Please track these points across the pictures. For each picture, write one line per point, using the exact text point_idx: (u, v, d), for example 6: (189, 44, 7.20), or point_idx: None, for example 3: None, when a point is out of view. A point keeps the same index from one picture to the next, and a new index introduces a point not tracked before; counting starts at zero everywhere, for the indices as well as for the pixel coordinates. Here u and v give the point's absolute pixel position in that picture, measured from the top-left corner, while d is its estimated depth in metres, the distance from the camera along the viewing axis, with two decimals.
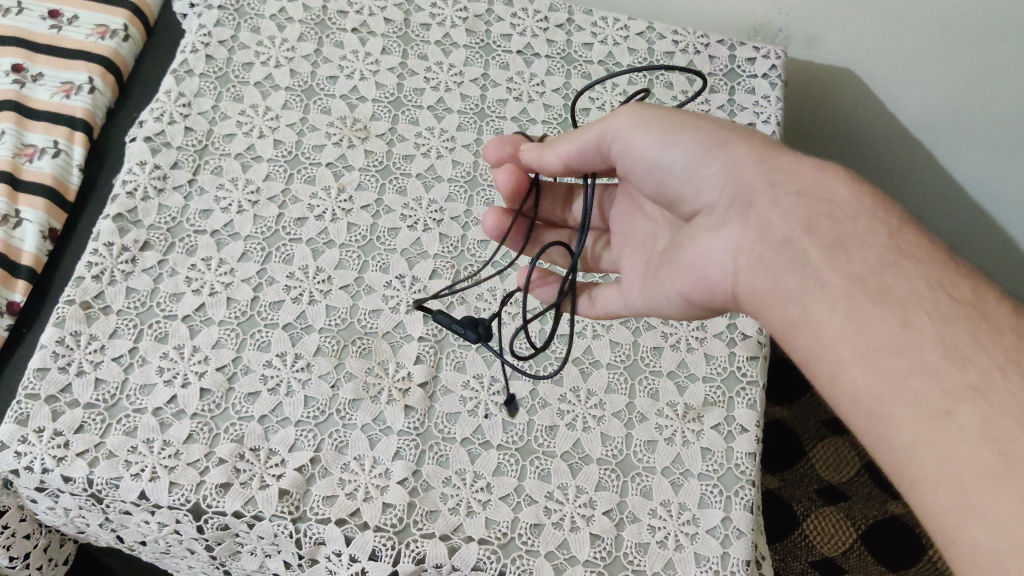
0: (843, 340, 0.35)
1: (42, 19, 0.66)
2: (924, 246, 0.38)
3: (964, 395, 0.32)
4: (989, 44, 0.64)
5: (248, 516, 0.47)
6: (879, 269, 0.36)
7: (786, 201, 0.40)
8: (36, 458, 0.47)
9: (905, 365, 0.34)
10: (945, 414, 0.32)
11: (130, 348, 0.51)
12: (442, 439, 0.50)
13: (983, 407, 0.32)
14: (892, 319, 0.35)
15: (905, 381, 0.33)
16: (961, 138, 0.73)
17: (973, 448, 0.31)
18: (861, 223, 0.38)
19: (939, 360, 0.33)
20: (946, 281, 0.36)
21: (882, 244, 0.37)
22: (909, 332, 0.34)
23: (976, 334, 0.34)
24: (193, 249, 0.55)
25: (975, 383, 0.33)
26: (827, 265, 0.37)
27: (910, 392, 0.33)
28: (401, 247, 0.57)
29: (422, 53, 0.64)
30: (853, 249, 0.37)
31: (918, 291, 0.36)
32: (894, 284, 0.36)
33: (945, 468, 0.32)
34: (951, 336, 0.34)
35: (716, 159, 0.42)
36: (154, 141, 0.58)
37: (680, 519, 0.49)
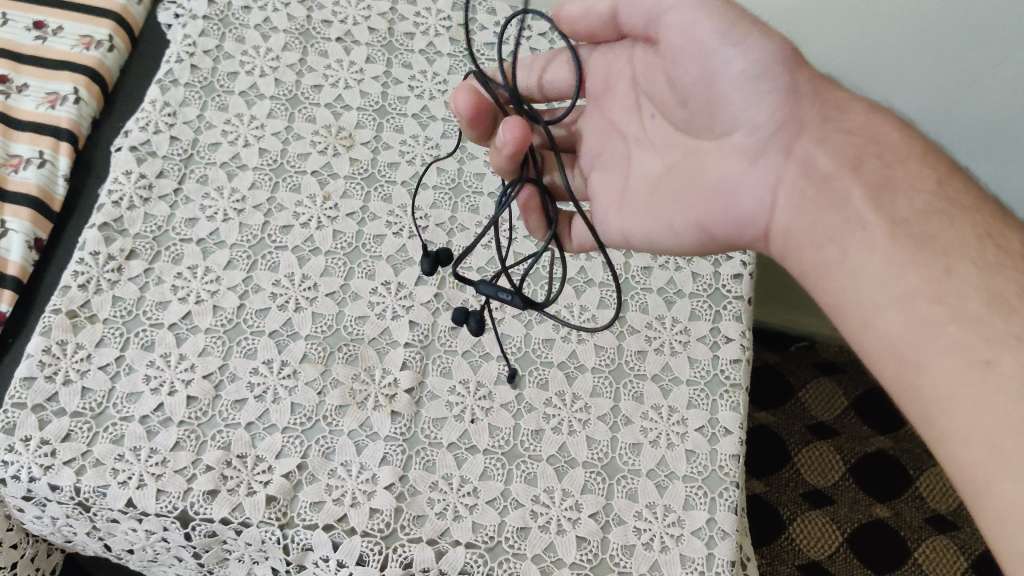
0: (884, 280, 0.37)
1: (27, 29, 0.67)
2: (969, 201, 0.39)
3: (1005, 344, 0.34)
4: (957, 55, 0.65)
5: (236, 522, 0.47)
6: (923, 217, 0.38)
7: (831, 146, 0.42)
8: (22, 467, 0.47)
9: (945, 312, 0.35)
10: (985, 362, 0.33)
11: (117, 356, 0.51)
12: (428, 444, 0.51)
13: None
14: (942, 260, 0.37)
15: (944, 321, 0.35)
16: (937, 146, 0.74)
17: (1012, 395, 0.32)
18: (909, 174, 0.40)
19: (983, 308, 0.35)
20: (992, 233, 0.37)
21: (926, 194, 0.39)
22: (951, 275, 0.36)
23: (1020, 283, 0.35)
24: (179, 258, 0.55)
25: (1018, 329, 0.34)
26: (867, 208, 0.39)
27: (953, 330, 0.35)
28: (386, 254, 0.57)
29: (406, 61, 0.65)
30: (897, 194, 0.39)
31: (967, 240, 0.37)
32: (937, 230, 0.38)
33: (982, 419, 0.33)
34: (995, 285, 0.35)
35: (779, 76, 0.42)
36: (140, 150, 0.58)
37: (665, 521, 0.49)
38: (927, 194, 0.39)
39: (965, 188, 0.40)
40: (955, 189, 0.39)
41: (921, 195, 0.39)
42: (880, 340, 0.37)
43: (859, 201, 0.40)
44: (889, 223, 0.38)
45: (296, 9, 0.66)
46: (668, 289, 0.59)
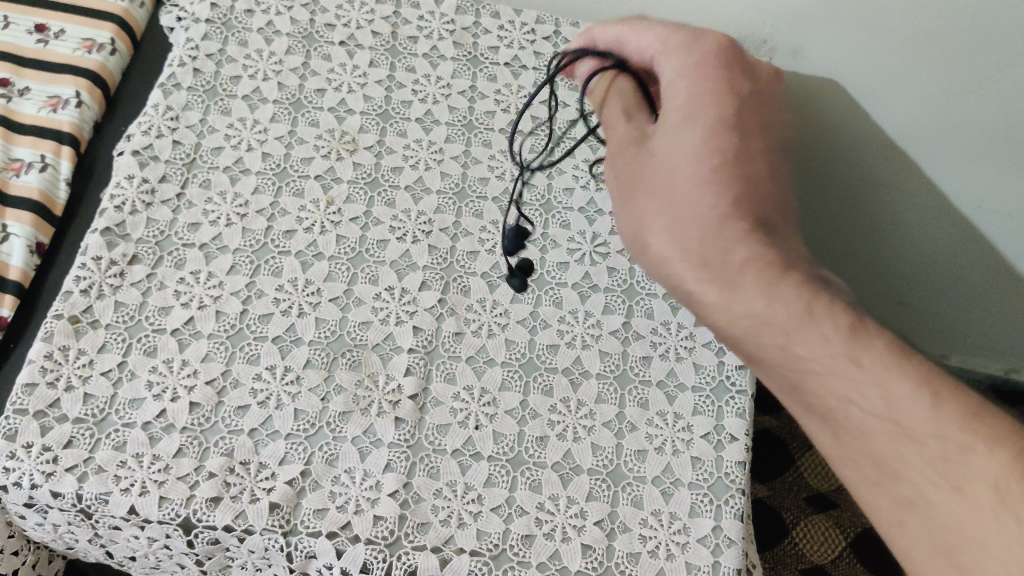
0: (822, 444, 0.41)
1: (29, 33, 0.67)
2: (841, 348, 0.39)
3: (906, 505, 0.37)
4: (967, 55, 0.64)
5: (239, 530, 0.47)
6: (816, 386, 0.40)
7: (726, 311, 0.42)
8: (24, 473, 0.47)
9: (861, 479, 0.39)
10: (899, 523, 0.37)
11: (119, 362, 0.51)
12: (432, 451, 0.50)
13: (915, 502, 0.37)
14: (839, 428, 0.39)
15: (863, 479, 0.39)
16: (945, 152, 0.73)
17: (925, 543, 0.36)
18: (780, 329, 0.40)
19: (875, 469, 0.38)
20: (865, 393, 0.38)
21: (788, 345, 0.40)
22: (842, 447, 0.39)
23: (891, 434, 0.37)
24: (181, 263, 0.55)
25: (906, 489, 0.37)
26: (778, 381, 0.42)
27: (865, 487, 0.39)
28: (390, 259, 0.57)
29: (410, 65, 0.65)
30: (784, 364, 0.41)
31: (842, 397, 0.39)
32: (823, 393, 0.39)
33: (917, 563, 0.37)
34: (881, 448, 0.38)
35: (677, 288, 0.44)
36: (142, 154, 0.58)
37: (671, 529, 0.49)
38: (781, 351, 0.40)
39: (835, 344, 0.39)
40: (831, 322, 0.40)
41: (810, 359, 0.39)
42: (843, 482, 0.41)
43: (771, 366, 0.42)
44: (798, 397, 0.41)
45: (299, 13, 0.66)
46: None
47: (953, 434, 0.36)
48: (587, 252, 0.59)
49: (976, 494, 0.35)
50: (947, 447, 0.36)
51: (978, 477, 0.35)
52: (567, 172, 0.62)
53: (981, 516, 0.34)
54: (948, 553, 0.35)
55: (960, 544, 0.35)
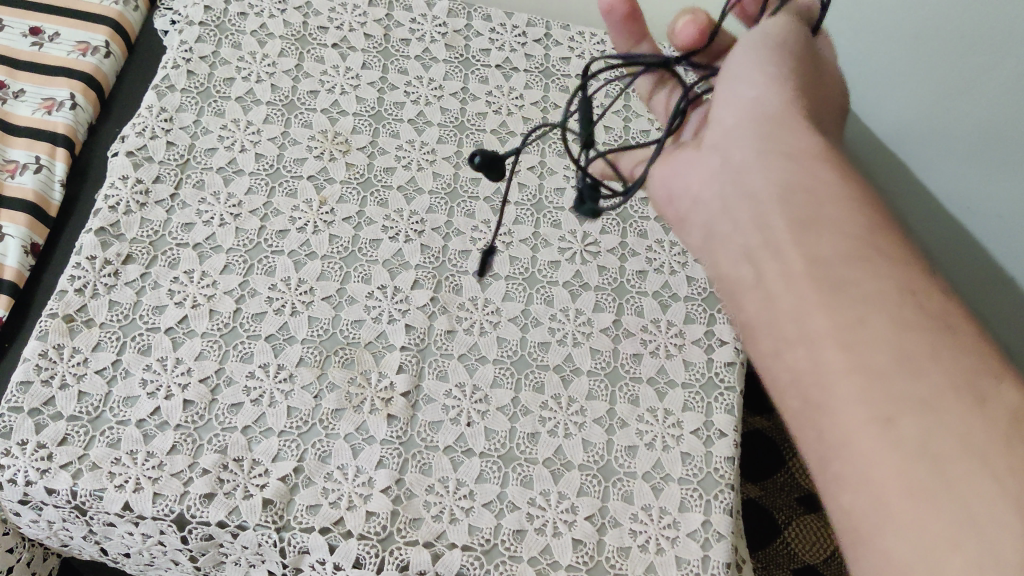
0: (790, 294, 0.36)
1: (23, 35, 0.67)
2: (879, 279, 0.35)
3: (935, 428, 0.32)
4: (971, 45, 0.64)
5: (233, 525, 0.48)
6: (846, 260, 0.36)
7: (794, 177, 0.39)
8: (19, 470, 0.47)
9: (884, 378, 0.33)
10: (885, 421, 0.33)
11: (114, 360, 0.51)
12: (424, 447, 0.51)
13: (950, 446, 0.31)
14: (862, 317, 0.34)
15: (841, 350, 0.34)
16: (938, 155, 0.72)
17: (900, 461, 0.32)
18: (816, 197, 0.38)
19: (890, 363, 0.33)
20: (871, 306, 0.35)
21: (856, 234, 0.36)
22: (866, 326, 0.34)
23: (936, 342, 0.33)
24: (175, 262, 0.55)
25: (922, 390, 0.33)
26: (791, 239, 0.37)
27: (849, 392, 0.34)
28: (382, 258, 0.57)
29: (403, 67, 0.65)
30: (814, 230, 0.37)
31: (879, 280, 0.35)
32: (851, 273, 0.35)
33: (870, 472, 0.33)
34: (910, 345, 0.33)
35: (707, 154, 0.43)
36: (136, 155, 0.58)
37: (661, 523, 0.49)
38: (853, 235, 0.36)
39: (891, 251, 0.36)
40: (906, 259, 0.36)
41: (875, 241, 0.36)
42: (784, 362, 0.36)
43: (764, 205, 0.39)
44: (804, 261, 0.36)
45: (292, 16, 0.66)
46: (663, 293, 0.59)
47: (984, 380, 0.32)
48: (578, 251, 0.60)
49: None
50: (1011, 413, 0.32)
51: (1004, 409, 0.32)
52: (558, 172, 0.63)
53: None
54: (928, 482, 0.31)
55: (972, 499, 0.31)
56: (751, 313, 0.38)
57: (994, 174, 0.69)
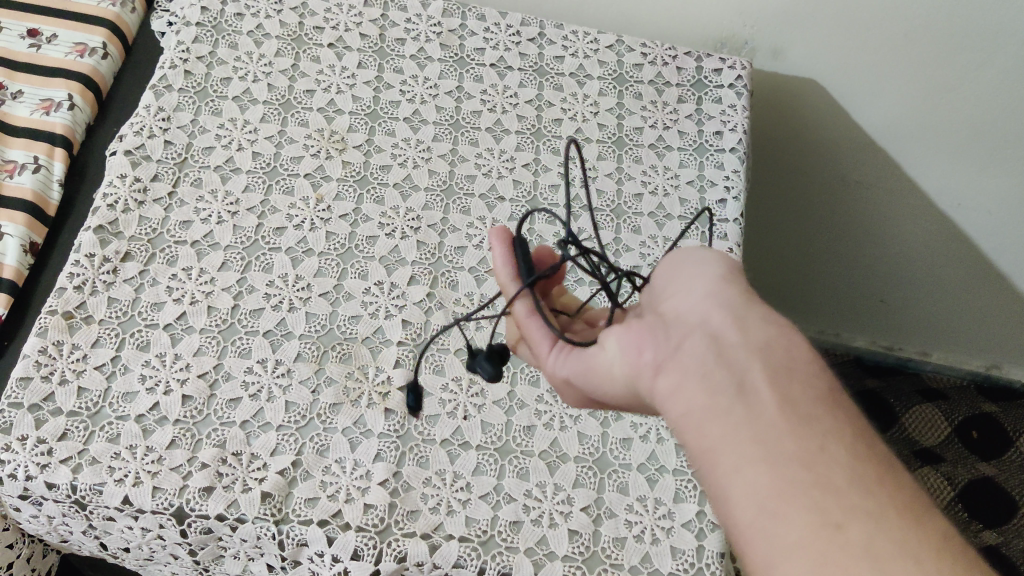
0: (753, 419, 0.34)
1: (21, 38, 0.68)
2: (850, 423, 0.35)
3: (892, 556, 0.30)
4: (947, 53, 0.66)
5: (231, 518, 0.48)
6: (812, 398, 0.35)
7: (772, 327, 0.38)
8: (20, 465, 0.48)
9: (841, 503, 0.31)
10: (836, 527, 0.31)
11: (113, 356, 0.52)
12: (421, 441, 0.51)
13: (905, 560, 0.30)
14: (835, 448, 0.33)
15: (804, 475, 0.32)
16: (923, 150, 0.75)
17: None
18: (787, 347, 0.37)
19: (844, 482, 0.32)
20: (837, 440, 0.33)
21: (820, 383, 0.36)
22: (829, 456, 0.33)
23: (888, 481, 0.33)
24: (173, 259, 0.56)
25: (873, 512, 0.31)
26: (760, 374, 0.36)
27: (808, 509, 0.31)
28: (379, 255, 0.58)
29: (398, 66, 0.66)
30: (790, 371, 0.36)
31: (852, 431, 0.34)
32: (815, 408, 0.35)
33: (830, 571, 0.30)
34: (863, 475, 0.32)
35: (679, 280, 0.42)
36: (134, 154, 0.59)
37: (656, 514, 0.50)
38: (827, 391, 0.36)
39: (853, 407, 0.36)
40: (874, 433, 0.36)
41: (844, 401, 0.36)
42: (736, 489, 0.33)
43: (737, 336, 0.37)
44: (776, 393, 0.35)
45: (288, 16, 0.67)
46: None
47: (928, 514, 0.32)
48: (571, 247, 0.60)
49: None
50: (951, 541, 0.31)
51: (944, 536, 0.31)
52: (552, 170, 0.63)
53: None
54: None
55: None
56: (703, 437, 0.35)
57: (985, 158, 0.73)
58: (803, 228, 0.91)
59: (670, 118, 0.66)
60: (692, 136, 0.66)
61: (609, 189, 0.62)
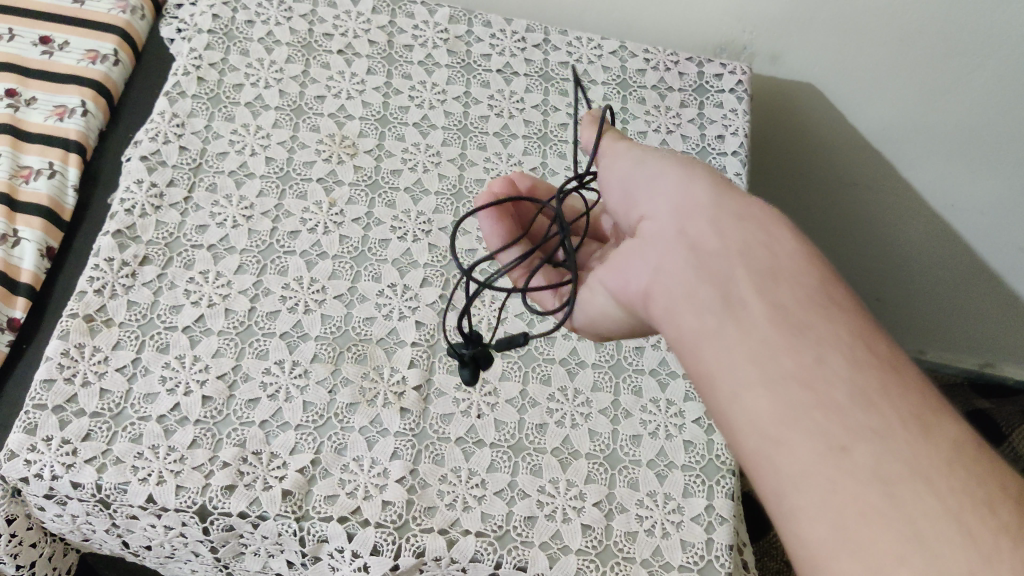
0: (746, 343, 0.35)
1: (34, 45, 0.69)
2: (845, 326, 0.35)
3: (893, 467, 0.31)
4: (941, 56, 0.68)
5: (253, 516, 0.49)
6: (805, 306, 0.36)
7: (755, 233, 0.39)
8: (45, 465, 0.49)
9: (839, 418, 0.33)
10: (842, 450, 0.32)
11: (133, 358, 0.53)
12: (437, 439, 0.53)
13: (911, 475, 0.31)
14: (830, 359, 0.34)
15: (803, 393, 0.33)
16: (918, 152, 0.77)
17: (859, 495, 0.31)
18: (774, 252, 0.38)
19: (844, 397, 0.33)
20: (830, 349, 0.34)
21: (811, 285, 0.37)
22: (827, 367, 0.34)
23: (889, 383, 0.34)
24: (190, 263, 0.57)
25: (874, 422, 0.32)
26: (751, 290, 0.37)
27: (807, 428, 0.33)
28: (392, 257, 0.59)
29: (406, 72, 0.67)
30: (781, 279, 0.37)
31: (847, 332, 0.35)
32: (809, 318, 0.35)
33: (835, 493, 0.31)
34: (862, 382, 0.33)
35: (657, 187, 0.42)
36: (150, 160, 0.60)
37: (666, 508, 0.51)
38: (819, 294, 0.37)
39: (847, 302, 0.37)
40: (874, 324, 0.36)
41: (837, 298, 0.36)
42: (739, 412, 0.35)
43: (719, 250, 0.38)
44: (768, 308, 0.36)
45: (297, 23, 0.68)
46: None
47: (934, 414, 0.33)
48: None
49: (1001, 544, 0.30)
50: (961, 447, 0.32)
51: (951, 437, 0.32)
52: (559, 173, 0.64)
53: (1004, 556, 0.29)
54: (883, 508, 0.31)
55: (928, 529, 0.30)
56: (703, 363, 0.37)
57: (979, 159, 0.75)
58: (800, 228, 0.93)
59: (672, 122, 0.68)
60: (694, 140, 0.67)
61: None
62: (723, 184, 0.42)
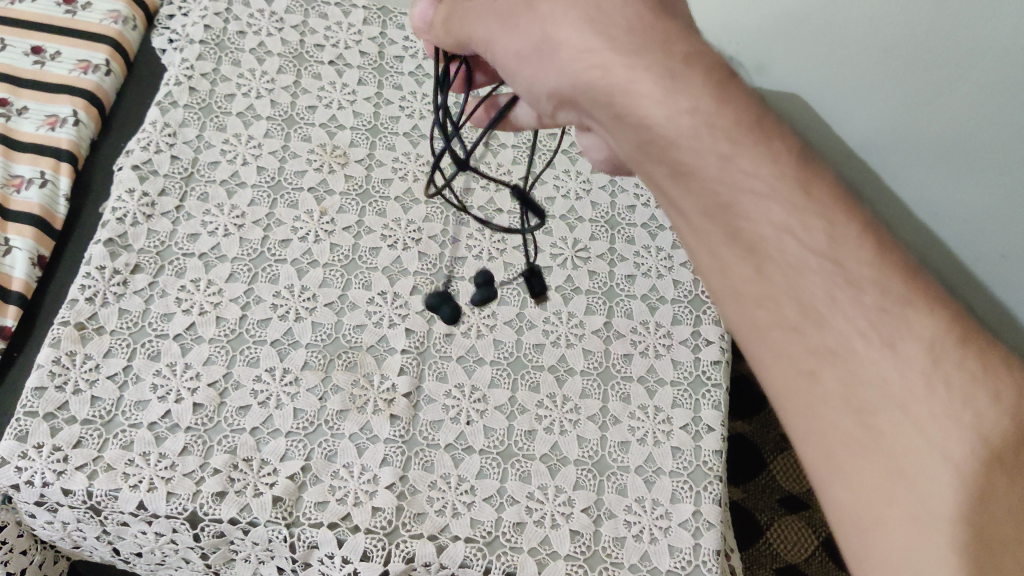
0: (696, 253, 0.32)
1: (25, 55, 0.70)
2: (778, 211, 0.29)
3: (858, 395, 0.29)
4: (916, 67, 0.68)
5: (244, 522, 0.49)
6: (721, 206, 0.30)
7: (638, 124, 0.31)
8: (36, 472, 0.49)
9: (797, 340, 0.30)
10: (809, 374, 0.29)
11: (125, 366, 0.53)
12: (426, 445, 0.53)
13: (885, 403, 0.29)
14: (772, 270, 0.30)
15: (753, 313, 0.30)
16: (902, 164, 0.77)
17: (829, 433, 0.29)
18: (668, 143, 0.30)
19: (796, 313, 0.30)
20: (767, 259, 0.30)
21: (726, 168, 0.29)
22: (770, 280, 0.30)
23: (837, 285, 0.29)
24: (182, 271, 0.57)
25: (832, 341, 0.29)
26: (675, 192, 0.31)
27: (771, 353, 0.30)
28: (382, 265, 0.60)
29: (397, 83, 0.68)
30: (687, 174, 0.30)
31: (779, 221, 0.29)
32: (738, 217, 0.30)
33: (810, 433, 0.30)
34: (809, 288, 0.29)
35: (535, 72, 0.34)
36: (141, 169, 0.60)
37: (654, 514, 0.52)
38: (725, 181, 0.30)
39: (776, 164, 0.30)
40: (817, 178, 0.30)
41: (751, 178, 0.29)
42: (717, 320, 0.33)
43: (634, 151, 0.33)
44: (698, 216, 0.31)
45: (289, 35, 0.69)
46: (651, 296, 0.62)
47: (895, 311, 0.29)
48: (569, 257, 0.62)
49: (986, 475, 0.28)
50: (933, 350, 0.29)
51: (920, 344, 0.29)
52: (548, 183, 0.66)
53: (994, 487, 0.28)
54: (861, 447, 0.29)
55: (915, 469, 0.28)
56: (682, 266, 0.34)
57: (958, 181, 0.73)
58: None
59: None
60: None
61: (602, 203, 0.65)
62: (584, 49, 0.31)
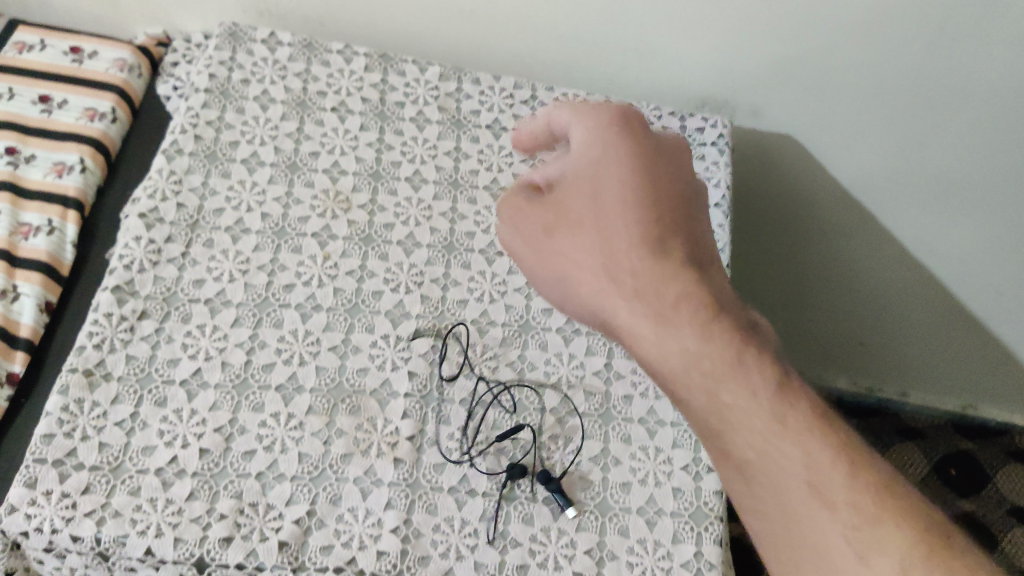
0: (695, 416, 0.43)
1: (33, 103, 0.70)
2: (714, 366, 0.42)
3: (765, 514, 0.40)
4: (922, 109, 0.71)
5: (251, 567, 0.50)
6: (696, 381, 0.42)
7: (631, 324, 0.44)
8: (46, 518, 0.49)
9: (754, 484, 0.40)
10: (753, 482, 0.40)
11: (132, 413, 0.54)
12: (430, 488, 0.54)
13: (807, 535, 0.38)
14: (756, 473, 0.40)
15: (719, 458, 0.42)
16: (899, 200, 0.79)
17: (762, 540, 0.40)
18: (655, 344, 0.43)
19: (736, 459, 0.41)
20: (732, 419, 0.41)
21: (680, 358, 0.43)
22: (731, 425, 0.41)
23: (769, 435, 0.40)
24: (188, 317, 0.58)
25: (765, 476, 0.40)
26: (672, 385, 0.43)
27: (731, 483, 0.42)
28: (384, 309, 0.61)
29: (398, 129, 0.69)
30: (668, 354, 0.43)
31: (718, 398, 0.41)
32: (694, 392, 0.42)
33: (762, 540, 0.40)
34: (761, 442, 0.40)
35: (562, 296, 0.48)
36: (148, 217, 0.61)
37: (656, 555, 0.53)
38: (683, 366, 0.42)
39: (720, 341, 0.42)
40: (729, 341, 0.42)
41: (677, 356, 0.43)
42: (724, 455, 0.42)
43: (644, 355, 0.44)
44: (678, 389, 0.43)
45: (292, 82, 0.70)
46: None
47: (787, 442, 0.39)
48: None
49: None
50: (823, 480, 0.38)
51: (817, 482, 0.38)
52: None
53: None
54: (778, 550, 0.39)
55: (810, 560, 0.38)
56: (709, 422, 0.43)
57: (962, 205, 0.77)
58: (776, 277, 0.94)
59: None
60: None
61: None
62: (568, 265, 0.47)
